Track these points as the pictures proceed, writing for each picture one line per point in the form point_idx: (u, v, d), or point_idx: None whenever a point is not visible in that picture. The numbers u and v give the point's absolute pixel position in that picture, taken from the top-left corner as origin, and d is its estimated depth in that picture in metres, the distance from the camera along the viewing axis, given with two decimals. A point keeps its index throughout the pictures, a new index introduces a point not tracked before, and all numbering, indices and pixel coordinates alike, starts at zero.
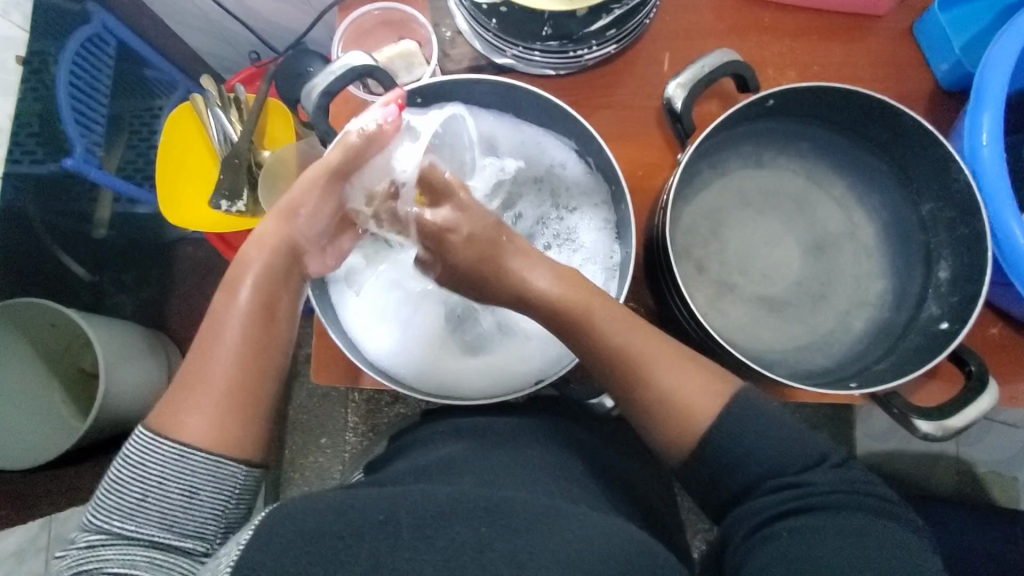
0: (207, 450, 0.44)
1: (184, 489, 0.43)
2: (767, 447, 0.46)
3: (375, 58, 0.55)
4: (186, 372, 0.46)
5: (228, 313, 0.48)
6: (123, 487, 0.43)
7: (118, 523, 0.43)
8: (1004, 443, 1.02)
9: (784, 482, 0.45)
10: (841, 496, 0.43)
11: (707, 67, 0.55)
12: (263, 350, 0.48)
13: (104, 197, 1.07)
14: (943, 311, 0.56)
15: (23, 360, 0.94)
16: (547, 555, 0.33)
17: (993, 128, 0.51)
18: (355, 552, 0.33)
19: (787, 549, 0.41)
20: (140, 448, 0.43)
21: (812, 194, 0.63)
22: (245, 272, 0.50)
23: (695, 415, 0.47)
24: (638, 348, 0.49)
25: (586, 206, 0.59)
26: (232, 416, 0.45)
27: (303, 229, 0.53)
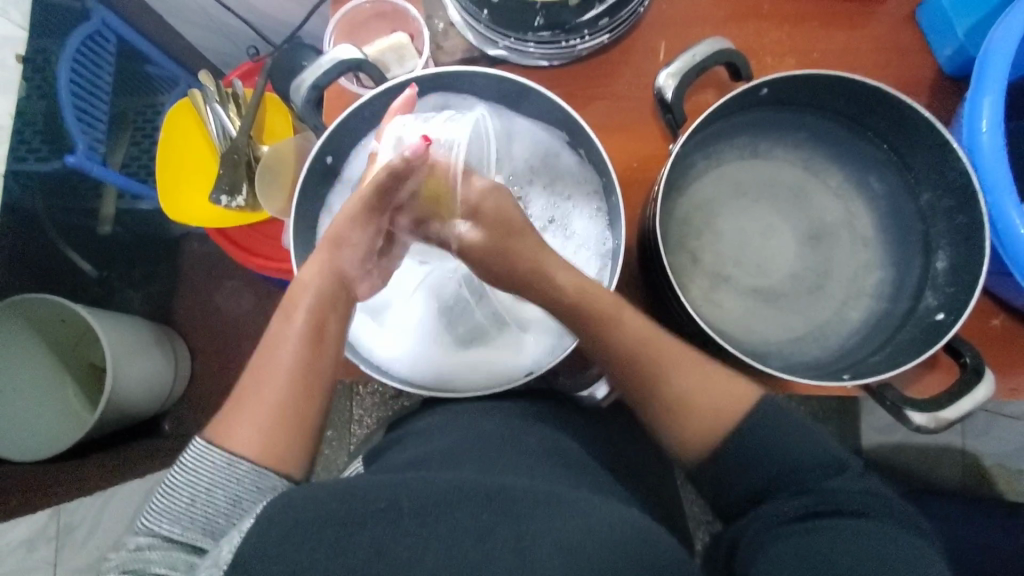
0: (256, 462, 0.43)
1: (230, 498, 0.43)
2: (792, 445, 0.46)
3: (363, 52, 0.55)
4: (243, 387, 0.47)
5: (284, 333, 0.48)
6: (174, 492, 0.42)
7: (167, 526, 0.42)
8: (1010, 435, 1.01)
9: (794, 488, 0.45)
10: (846, 496, 0.43)
11: (699, 56, 0.54)
12: (316, 372, 0.48)
13: (109, 193, 1.06)
14: (940, 303, 0.55)
15: (31, 355, 0.95)
16: (554, 542, 0.31)
17: (993, 113, 0.50)
18: (357, 540, 0.31)
19: (800, 549, 0.40)
20: (195, 454, 0.43)
21: (811, 183, 0.62)
22: (301, 293, 0.50)
23: (716, 424, 0.48)
24: (655, 354, 0.50)
25: (579, 196, 0.59)
26: (278, 434, 0.45)
27: (346, 260, 0.51)
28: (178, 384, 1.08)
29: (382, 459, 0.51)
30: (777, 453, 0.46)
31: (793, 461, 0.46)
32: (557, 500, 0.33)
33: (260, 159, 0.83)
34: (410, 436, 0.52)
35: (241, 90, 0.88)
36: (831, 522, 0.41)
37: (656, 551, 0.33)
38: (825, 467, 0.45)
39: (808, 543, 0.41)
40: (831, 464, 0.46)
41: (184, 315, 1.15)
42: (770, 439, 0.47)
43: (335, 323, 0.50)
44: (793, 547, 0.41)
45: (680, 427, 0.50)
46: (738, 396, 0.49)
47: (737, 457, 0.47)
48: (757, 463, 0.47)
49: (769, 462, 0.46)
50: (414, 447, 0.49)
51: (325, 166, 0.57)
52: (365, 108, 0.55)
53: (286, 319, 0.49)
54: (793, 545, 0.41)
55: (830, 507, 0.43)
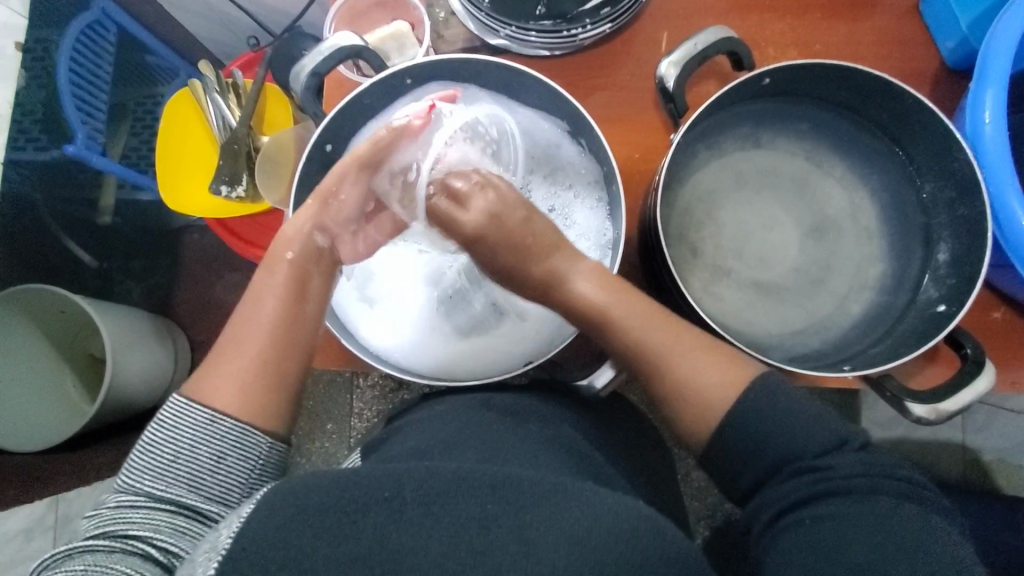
0: (234, 416, 0.44)
1: (211, 454, 0.44)
2: (789, 428, 0.45)
3: (363, 39, 0.55)
4: (222, 345, 0.48)
5: (267, 288, 0.50)
6: (155, 449, 0.44)
7: (150, 484, 0.43)
8: (1009, 430, 1.01)
9: (799, 467, 0.44)
10: (862, 477, 0.42)
11: (701, 44, 0.54)
12: (295, 326, 0.49)
13: (108, 182, 1.09)
14: (941, 293, 0.55)
15: (31, 346, 0.95)
16: (557, 530, 0.31)
17: (996, 105, 0.49)
18: (360, 526, 0.31)
19: (815, 535, 0.40)
20: (173, 412, 0.44)
21: (812, 175, 0.61)
22: (284, 251, 0.51)
23: (711, 405, 0.47)
24: (649, 347, 0.49)
25: (580, 185, 0.59)
26: (259, 388, 0.46)
27: (333, 218, 0.54)
28: (178, 376, 1.08)
29: (381, 447, 0.51)
30: (770, 437, 0.45)
31: (796, 441, 0.45)
32: (563, 490, 0.33)
33: (260, 149, 0.83)
34: (410, 424, 0.52)
35: (241, 80, 0.88)
36: (850, 507, 0.41)
37: (666, 541, 0.32)
38: (827, 448, 0.45)
39: (829, 527, 0.40)
40: (831, 444, 0.45)
41: (184, 308, 1.15)
42: (759, 424, 0.46)
43: (317, 281, 0.52)
44: (809, 534, 0.40)
45: (682, 414, 0.49)
46: (727, 384, 0.47)
47: (730, 450, 0.47)
48: (756, 452, 0.46)
49: (762, 444, 0.46)
50: (414, 436, 0.49)
51: (324, 154, 0.57)
52: (366, 96, 0.55)
53: (268, 273, 0.50)
54: (807, 531, 0.41)
55: (847, 487, 0.42)
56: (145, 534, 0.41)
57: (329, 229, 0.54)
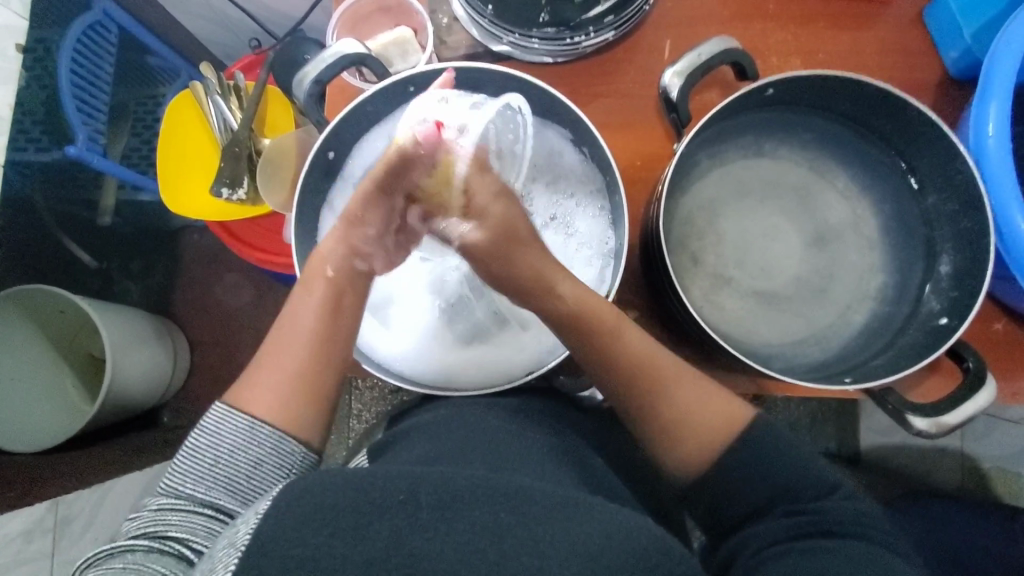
0: (274, 425, 0.45)
1: (250, 461, 0.45)
2: (787, 464, 0.48)
3: (366, 46, 0.55)
4: (262, 358, 0.48)
5: (307, 302, 0.49)
6: (196, 453, 0.45)
7: (190, 486, 0.44)
8: (1009, 439, 1.01)
9: (793, 507, 0.46)
10: (848, 521, 0.44)
11: (706, 54, 0.54)
12: (332, 343, 0.49)
13: (109, 183, 1.08)
14: (943, 307, 0.55)
15: (33, 344, 0.95)
16: (568, 547, 0.30)
17: (1000, 118, 0.49)
18: (377, 528, 0.30)
19: (802, 562, 0.41)
20: (218, 417, 0.46)
21: (814, 185, 0.61)
22: (322, 268, 0.50)
23: (705, 440, 0.49)
24: (658, 367, 0.50)
25: (581, 193, 0.58)
26: (297, 401, 0.47)
27: (363, 238, 0.51)
28: (177, 376, 1.08)
29: (383, 453, 0.51)
30: (769, 472, 0.48)
31: (794, 475, 0.48)
32: (573, 505, 0.33)
33: (262, 152, 0.83)
34: (412, 431, 0.51)
35: (243, 82, 0.88)
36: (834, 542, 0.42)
37: (675, 559, 0.33)
38: (817, 494, 0.47)
39: (810, 558, 0.41)
40: (823, 490, 0.47)
41: (185, 308, 1.15)
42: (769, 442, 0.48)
43: (351, 297, 0.50)
44: (791, 561, 0.41)
45: (674, 441, 0.50)
46: (732, 414, 0.50)
47: (731, 473, 0.48)
48: (755, 481, 0.48)
49: (757, 476, 0.48)
50: (417, 444, 0.48)
51: (326, 161, 0.57)
52: (368, 103, 0.55)
53: (307, 292, 0.49)
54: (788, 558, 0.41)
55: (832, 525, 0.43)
56: (183, 535, 0.42)
57: (361, 253, 0.51)
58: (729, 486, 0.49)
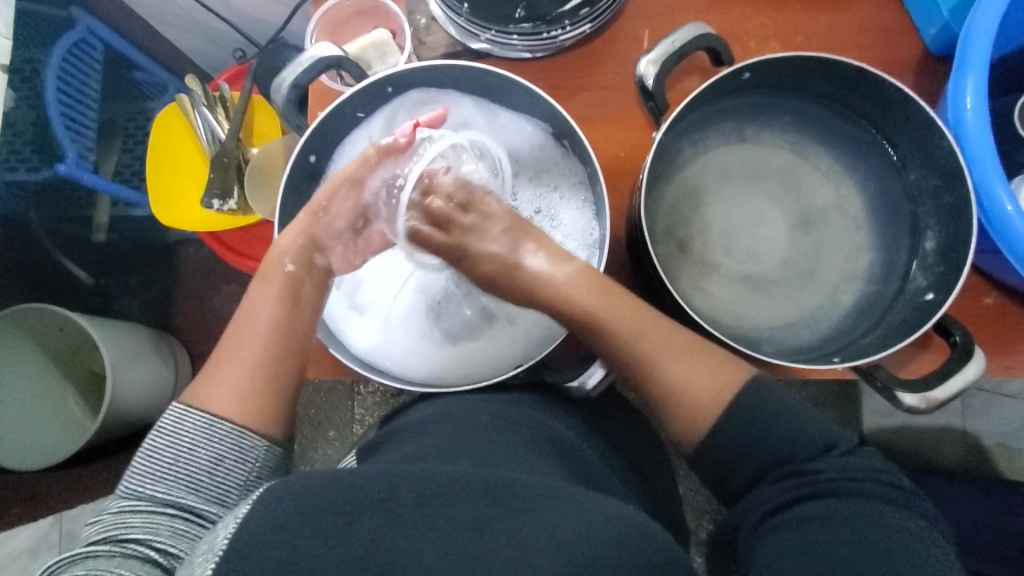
0: (233, 420, 0.45)
1: (211, 456, 0.45)
2: (780, 426, 0.47)
3: (343, 49, 0.55)
4: (221, 352, 0.49)
5: (263, 298, 0.51)
6: (156, 453, 0.44)
7: (151, 487, 0.43)
8: (1010, 414, 1.01)
9: (788, 470, 0.45)
10: (845, 488, 0.43)
11: (679, 41, 0.54)
12: (291, 330, 0.51)
13: (102, 200, 1.07)
14: (930, 282, 0.55)
15: (35, 364, 0.96)
16: (548, 536, 0.30)
17: (977, 91, 0.49)
18: (357, 527, 0.31)
19: (802, 540, 0.41)
20: (173, 416, 0.45)
21: (798, 167, 0.61)
22: (282, 261, 0.53)
23: (702, 408, 0.48)
24: (645, 347, 0.49)
25: (565, 185, 0.59)
26: (259, 393, 0.47)
27: (326, 231, 0.55)
28: (180, 390, 1.08)
29: (375, 450, 0.51)
30: (764, 436, 0.47)
31: (785, 440, 0.46)
32: (553, 495, 0.33)
33: (250, 161, 0.83)
34: (403, 430, 0.51)
35: (228, 93, 0.88)
36: (832, 511, 0.42)
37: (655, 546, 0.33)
38: (813, 453, 0.46)
39: (802, 532, 0.41)
40: (818, 449, 0.46)
41: (183, 321, 1.15)
42: (754, 418, 0.47)
43: (311, 287, 0.53)
44: (787, 537, 0.42)
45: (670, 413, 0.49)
46: (724, 379, 0.48)
47: (725, 445, 0.47)
48: (748, 452, 0.47)
49: (753, 441, 0.47)
50: (407, 442, 0.48)
51: (309, 165, 0.57)
52: (347, 106, 0.55)
53: (264, 283, 0.52)
54: (782, 538, 0.42)
55: (827, 493, 0.43)
56: (144, 536, 0.41)
57: (324, 245, 0.55)
58: (731, 455, 0.47)
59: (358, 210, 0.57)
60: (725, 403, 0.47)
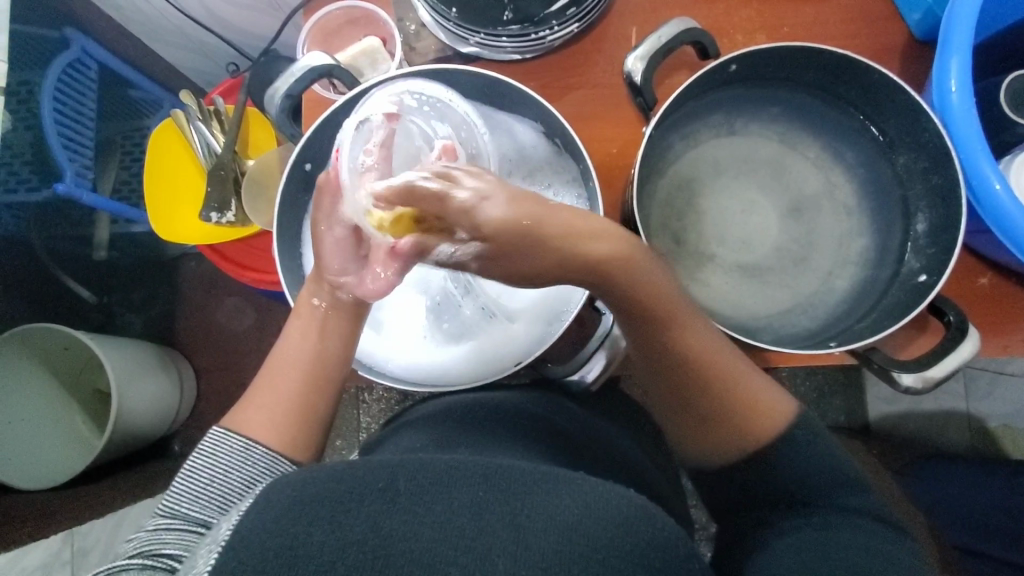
0: (269, 446, 0.48)
1: (245, 481, 0.47)
2: (820, 461, 0.53)
3: (335, 58, 0.56)
4: (259, 385, 0.52)
5: (297, 332, 0.52)
6: (194, 474, 0.46)
7: (187, 506, 0.44)
8: (1015, 395, 1.01)
9: (828, 499, 0.51)
10: (864, 510, 0.50)
11: (665, 37, 0.55)
12: (325, 363, 0.52)
13: (102, 219, 1.07)
14: (922, 264, 0.55)
15: (38, 382, 0.96)
16: (548, 518, 0.32)
17: (961, 73, 0.49)
18: (356, 514, 0.32)
19: (816, 541, 0.48)
20: (213, 440, 0.48)
21: (788, 157, 0.62)
22: (311, 297, 0.53)
23: (754, 439, 0.53)
24: (723, 364, 0.50)
25: (558, 183, 0.59)
26: (294, 427, 0.50)
27: (331, 268, 0.51)
28: (184, 404, 1.09)
29: (380, 448, 0.52)
30: (805, 471, 0.52)
31: (827, 473, 0.52)
32: (552, 480, 0.34)
33: (247, 173, 0.84)
34: (404, 427, 0.53)
35: (223, 106, 0.89)
36: (848, 523, 0.49)
37: (653, 528, 0.34)
38: (846, 484, 0.52)
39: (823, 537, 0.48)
40: (847, 481, 0.52)
41: (185, 335, 1.16)
42: (802, 449, 0.53)
43: (337, 323, 0.53)
44: (805, 537, 0.48)
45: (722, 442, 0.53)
46: (774, 407, 0.53)
47: (771, 472, 0.53)
48: (792, 478, 0.52)
49: (797, 471, 0.52)
50: (408, 440, 0.49)
51: (305, 173, 0.58)
52: (340, 113, 0.56)
53: (297, 320, 0.53)
54: (804, 535, 0.48)
55: (844, 511, 0.50)
56: (176, 551, 0.40)
57: (338, 283, 0.51)
58: (773, 481, 0.53)
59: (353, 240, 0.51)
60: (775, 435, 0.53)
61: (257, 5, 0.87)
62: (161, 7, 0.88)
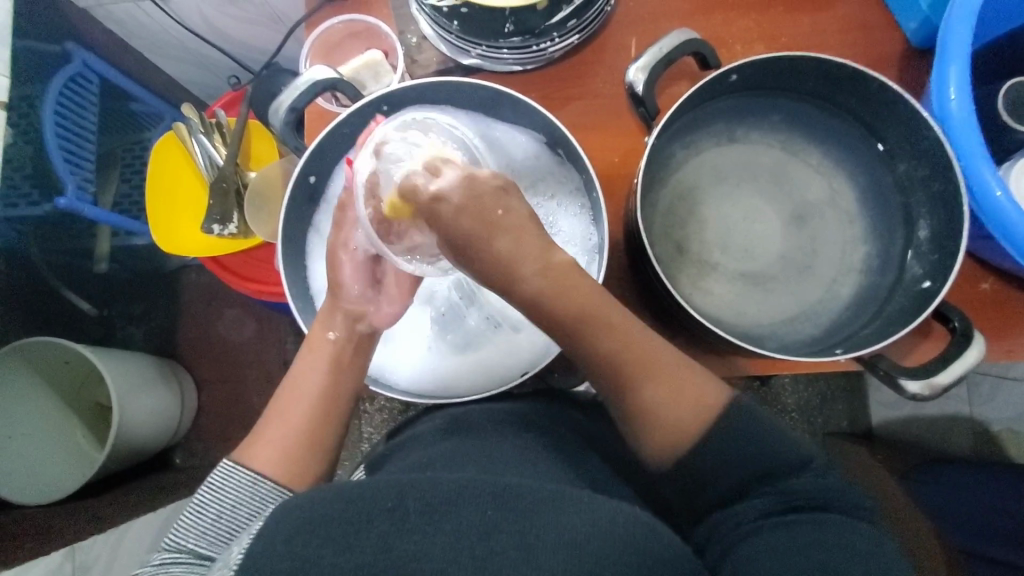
0: (276, 480, 0.48)
1: (252, 513, 0.47)
2: (762, 443, 0.48)
3: (338, 71, 0.56)
4: (268, 415, 0.51)
5: (309, 367, 0.52)
6: (201, 509, 0.46)
7: (194, 541, 0.45)
8: (1017, 399, 1.01)
9: (778, 488, 0.46)
10: (819, 497, 0.45)
11: (666, 48, 0.55)
12: (335, 398, 0.52)
13: (103, 230, 1.06)
14: (925, 270, 0.56)
15: (38, 397, 0.96)
16: (555, 538, 0.32)
17: (960, 81, 0.50)
18: (366, 535, 0.32)
19: (776, 539, 0.42)
20: (222, 474, 0.48)
21: (789, 164, 0.62)
22: (325, 331, 0.53)
23: (681, 428, 0.48)
24: (635, 356, 0.47)
25: (561, 193, 0.59)
26: (302, 460, 0.50)
27: (347, 296, 0.53)
28: (185, 417, 1.09)
29: (386, 463, 0.52)
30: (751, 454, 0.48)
31: (771, 453, 0.48)
32: (561, 499, 0.34)
33: (249, 186, 0.84)
34: (410, 442, 0.53)
35: (225, 119, 0.89)
36: (810, 516, 0.44)
37: (662, 548, 0.34)
38: (796, 466, 0.47)
39: (777, 531, 0.43)
40: (799, 462, 0.47)
41: (186, 347, 1.16)
42: (750, 439, 0.48)
43: (353, 353, 0.53)
44: (766, 537, 0.43)
45: (654, 432, 0.49)
46: (702, 397, 0.48)
47: (712, 460, 0.48)
48: (729, 461, 0.48)
49: (738, 457, 0.48)
50: (414, 457, 0.49)
51: (309, 186, 0.58)
52: (344, 126, 0.56)
53: (311, 353, 0.53)
54: (762, 538, 0.43)
55: (809, 499, 0.45)
56: None
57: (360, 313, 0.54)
58: (709, 471, 0.48)
59: (363, 272, 0.54)
60: (703, 421, 0.48)
61: (258, 18, 0.88)
62: (162, 21, 0.89)
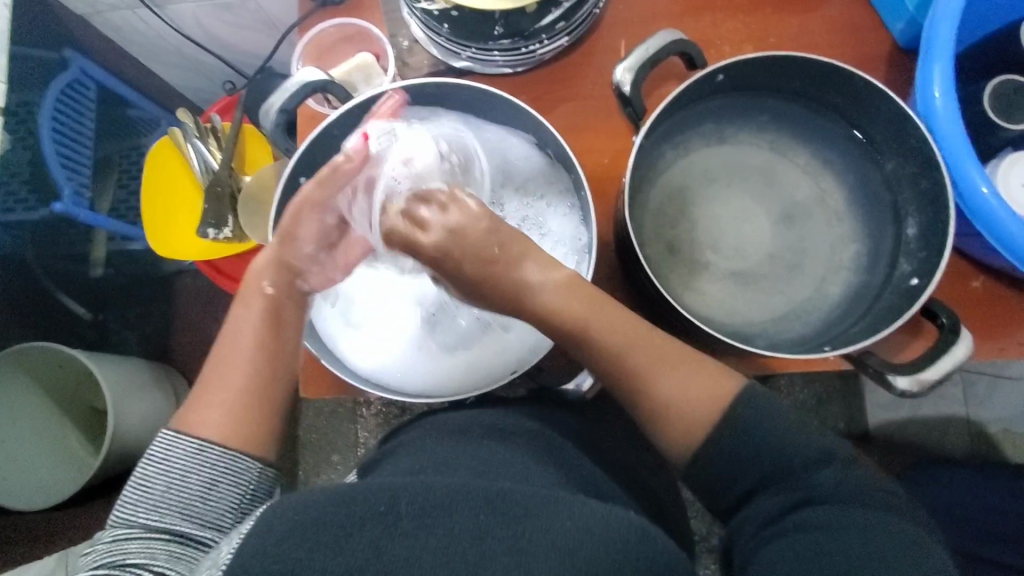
0: (223, 444, 0.44)
1: (205, 481, 0.43)
2: (774, 444, 0.46)
3: (328, 73, 0.57)
4: (207, 377, 0.47)
5: (246, 322, 0.49)
6: (148, 482, 0.43)
7: (144, 515, 0.42)
8: (1013, 399, 1.01)
9: (788, 484, 0.45)
10: (837, 496, 0.43)
11: (653, 48, 0.55)
12: (277, 354, 0.49)
13: (99, 236, 1.07)
14: (913, 267, 0.56)
15: (35, 404, 0.95)
16: (546, 539, 0.32)
17: (944, 80, 0.50)
18: (356, 539, 0.32)
19: (793, 548, 0.40)
20: (164, 445, 0.44)
21: (779, 164, 0.63)
22: (260, 283, 0.50)
23: (697, 421, 0.47)
24: (639, 356, 0.48)
25: (551, 194, 0.60)
26: (247, 417, 0.46)
27: (297, 254, 0.52)
28: None
29: (379, 466, 0.52)
30: (759, 450, 0.46)
31: (783, 457, 0.46)
32: (553, 501, 0.34)
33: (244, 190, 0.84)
34: (403, 447, 0.53)
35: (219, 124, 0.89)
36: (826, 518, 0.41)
37: (655, 549, 0.34)
38: (808, 466, 0.45)
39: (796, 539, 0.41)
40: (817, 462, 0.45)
41: (181, 351, 1.16)
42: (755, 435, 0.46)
43: (293, 312, 0.51)
44: (786, 544, 0.41)
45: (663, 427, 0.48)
46: (717, 391, 0.47)
47: (725, 458, 0.47)
48: (746, 459, 0.46)
49: (753, 456, 0.46)
50: (407, 459, 0.49)
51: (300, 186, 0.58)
52: (335, 127, 0.56)
53: (245, 308, 0.49)
54: (790, 541, 0.41)
55: (821, 497, 0.43)
56: (141, 561, 0.39)
57: (298, 269, 0.52)
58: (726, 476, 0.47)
59: (324, 233, 0.53)
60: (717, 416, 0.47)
61: (252, 23, 0.88)
62: (158, 27, 0.89)
